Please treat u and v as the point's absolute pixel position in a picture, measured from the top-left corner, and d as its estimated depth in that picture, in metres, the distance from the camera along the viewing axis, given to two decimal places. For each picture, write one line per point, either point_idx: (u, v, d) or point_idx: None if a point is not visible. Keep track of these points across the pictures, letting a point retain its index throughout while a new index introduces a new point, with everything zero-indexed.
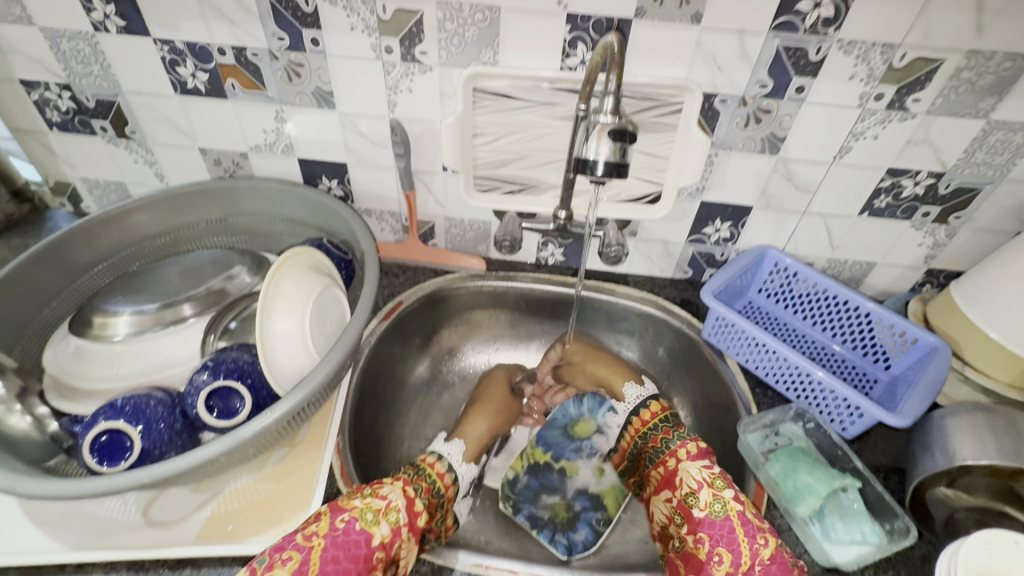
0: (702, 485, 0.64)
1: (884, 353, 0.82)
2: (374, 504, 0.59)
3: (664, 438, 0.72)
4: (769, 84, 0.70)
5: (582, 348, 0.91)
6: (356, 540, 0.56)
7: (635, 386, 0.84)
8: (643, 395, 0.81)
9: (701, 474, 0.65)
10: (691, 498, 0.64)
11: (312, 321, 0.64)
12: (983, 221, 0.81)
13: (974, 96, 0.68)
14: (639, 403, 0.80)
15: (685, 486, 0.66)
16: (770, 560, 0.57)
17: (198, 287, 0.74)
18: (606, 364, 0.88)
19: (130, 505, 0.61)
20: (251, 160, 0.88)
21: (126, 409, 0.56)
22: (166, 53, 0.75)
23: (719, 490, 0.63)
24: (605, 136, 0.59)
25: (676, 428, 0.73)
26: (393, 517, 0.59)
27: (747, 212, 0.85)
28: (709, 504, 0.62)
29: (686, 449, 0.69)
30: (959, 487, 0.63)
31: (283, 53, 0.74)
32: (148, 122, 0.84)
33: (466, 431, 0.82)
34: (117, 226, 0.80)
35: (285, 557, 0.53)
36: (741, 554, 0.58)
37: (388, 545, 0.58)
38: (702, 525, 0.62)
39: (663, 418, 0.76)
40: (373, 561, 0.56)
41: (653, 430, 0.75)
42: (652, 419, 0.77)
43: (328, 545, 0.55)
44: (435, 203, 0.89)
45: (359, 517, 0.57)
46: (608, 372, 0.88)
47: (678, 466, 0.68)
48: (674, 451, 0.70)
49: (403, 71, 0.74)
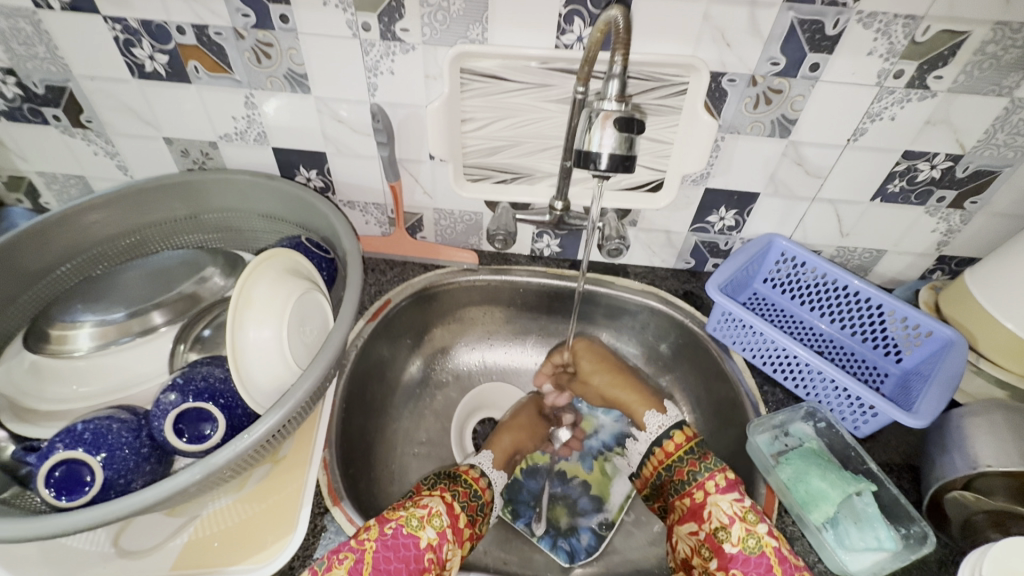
0: (734, 520, 0.62)
1: (895, 345, 0.79)
2: (417, 510, 0.60)
3: (690, 470, 0.69)
4: (781, 62, 0.65)
5: (594, 354, 0.87)
6: (405, 543, 0.57)
7: (657, 414, 0.78)
8: (666, 425, 0.76)
9: (732, 508, 0.63)
10: (722, 533, 0.61)
11: (290, 330, 0.59)
12: (1000, 206, 0.77)
13: (999, 72, 0.63)
14: (663, 433, 0.75)
15: (714, 520, 0.63)
16: None
17: (168, 290, 0.69)
18: (626, 387, 0.83)
19: (99, 533, 0.57)
20: (222, 151, 0.81)
21: (85, 436, 0.51)
22: (119, 32, 0.68)
23: (752, 525, 0.61)
24: (610, 125, 0.54)
25: (704, 459, 0.69)
26: (436, 522, 0.60)
27: (754, 199, 0.80)
28: (743, 539, 0.60)
29: (715, 481, 0.66)
30: (977, 490, 0.60)
31: (249, 32, 0.67)
32: (105, 110, 0.77)
33: (496, 440, 0.81)
34: (77, 227, 0.73)
35: (341, 557, 0.54)
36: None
37: (437, 547, 0.59)
38: (735, 561, 0.60)
39: (688, 449, 0.72)
40: (423, 564, 0.57)
41: (677, 462, 0.72)
42: (677, 450, 0.73)
43: (379, 547, 0.55)
44: (422, 194, 0.84)
45: (405, 523, 0.58)
46: (629, 396, 0.83)
47: (706, 499, 0.65)
48: (702, 482, 0.67)
49: (383, 51, 0.67)
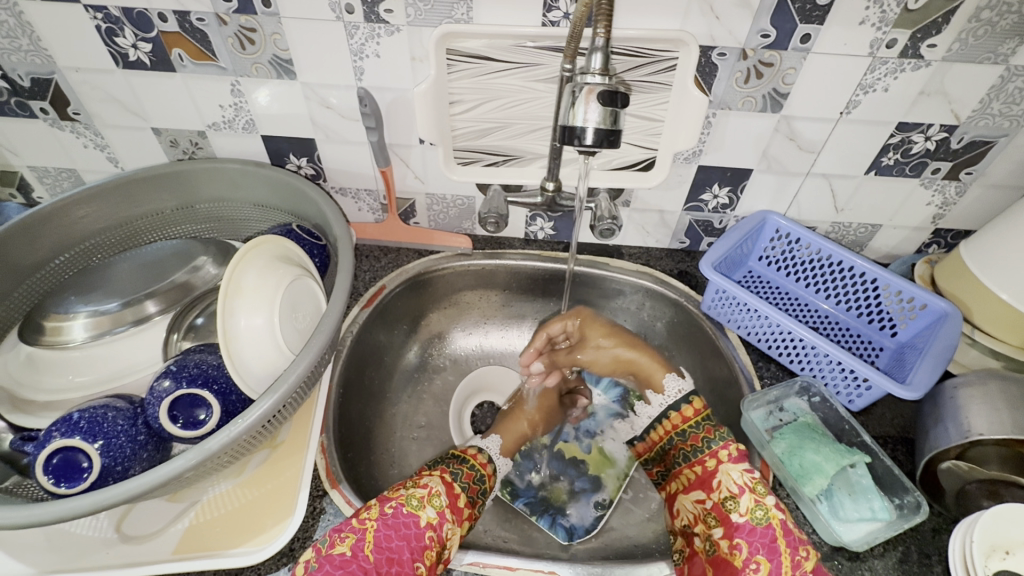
0: (743, 490, 0.62)
1: (890, 319, 0.79)
2: (417, 491, 0.61)
3: (705, 437, 0.71)
4: (772, 34, 0.64)
5: (603, 321, 0.84)
6: (405, 522, 0.57)
7: (676, 378, 0.79)
8: (686, 389, 0.77)
9: (742, 478, 0.63)
10: (731, 503, 0.62)
11: (281, 317, 0.60)
12: (996, 176, 0.76)
13: (994, 39, 0.62)
14: (680, 398, 0.77)
15: (724, 489, 0.64)
16: (812, 573, 0.56)
17: (161, 281, 0.69)
18: (640, 351, 0.82)
19: (102, 520, 0.58)
20: (211, 140, 0.81)
21: (81, 424, 0.52)
22: (101, 21, 0.67)
23: (761, 496, 0.61)
24: (594, 100, 0.53)
25: (718, 429, 0.71)
26: (437, 502, 0.61)
27: (747, 176, 0.79)
28: (750, 510, 0.61)
29: (728, 450, 0.67)
30: (971, 459, 0.60)
31: (232, 17, 0.66)
32: (92, 101, 0.76)
33: (506, 424, 0.81)
34: (66, 220, 0.72)
35: (342, 536, 0.55)
36: (781, 564, 0.57)
37: (437, 526, 0.59)
38: (740, 530, 0.61)
39: (704, 417, 0.74)
40: (425, 542, 0.57)
41: (692, 428, 0.73)
42: (692, 417, 0.74)
43: (380, 526, 0.56)
44: (414, 179, 0.83)
45: (405, 503, 0.59)
46: (644, 360, 0.82)
47: (718, 467, 0.66)
48: (715, 451, 0.68)
49: (368, 33, 0.66)
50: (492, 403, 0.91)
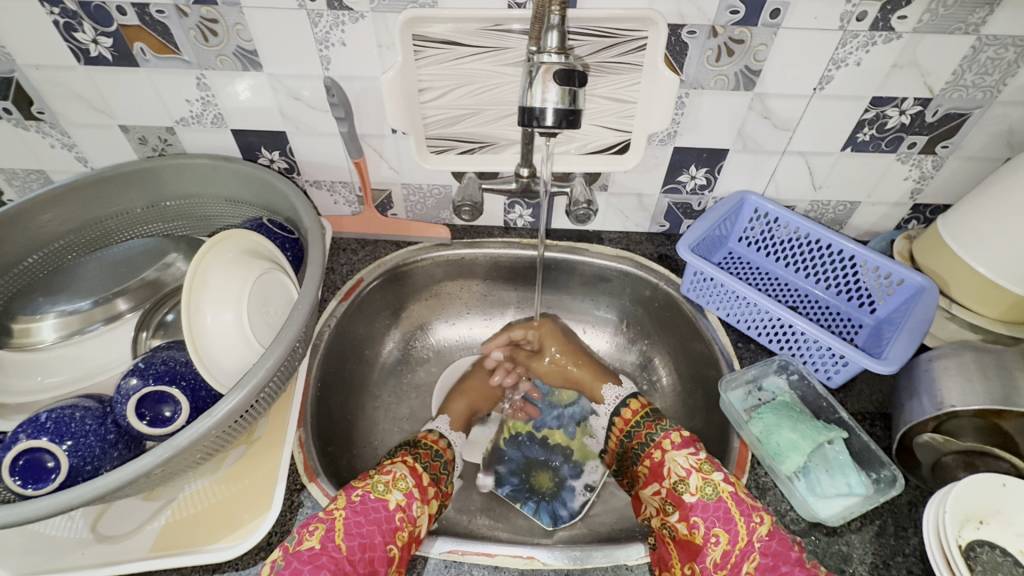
0: (691, 472, 0.63)
1: (868, 296, 0.79)
2: (381, 478, 0.62)
3: (648, 432, 0.73)
4: (741, 9, 0.63)
5: (556, 334, 0.92)
6: (374, 506, 0.58)
7: (614, 385, 0.87)
8: (623, 395, 0.85)
9: (688, 462, 0.64)
10: (681, 485, 0.63)
11: (249, 311, 0.60)
12: (972, 149, 0.75)
13: (965, 8, 0.61)
14: (619, 403, 0.82)
15: (673, 475, 0.64)
16: (769, 536, 0.56)
17: (130, 279, 0.73)
18: (586, 366, 0.90)
19: (76, 521, 0.57)
20: (180, 136, 0.80)
21: (48, 425, 0.52)
22: (58, 16, 0.65)
23: (708, 473, 0.62)
24: (552, 80, 0.53)
25: (659, 422, 0.73)
26: (402, 485, 0.62)
27: (723, 156, 0.79)
28: (700, 488, 0.61)
29: (672, 438, 0.69)
30: (946, 431, 0.61)
31: (192, 8, 0.64)
32: (55, 100, 0.75)
33: (452, 405, 0.86)
34: (30, 221, 0.70)
35: (311, 530, 0.54)
36: (738, 533, 0.57)
37: (406, 506, 0.60)
38: (694, 509, 0.60)
39: (644, 415, 0.77)
40: (395, 523, 0.57)
41: (636, 427, 0.76)
42: (634, 417, 0.78)
43: (349, 513, 0.56)
44: (389, 170, 0.82)
45: (371, 489, 0.59)
46: (586, 375, 0.89)
47: (664, 457, 0.67)
48: (659, 442, 0.70)
49: (332, 21, 0.65)
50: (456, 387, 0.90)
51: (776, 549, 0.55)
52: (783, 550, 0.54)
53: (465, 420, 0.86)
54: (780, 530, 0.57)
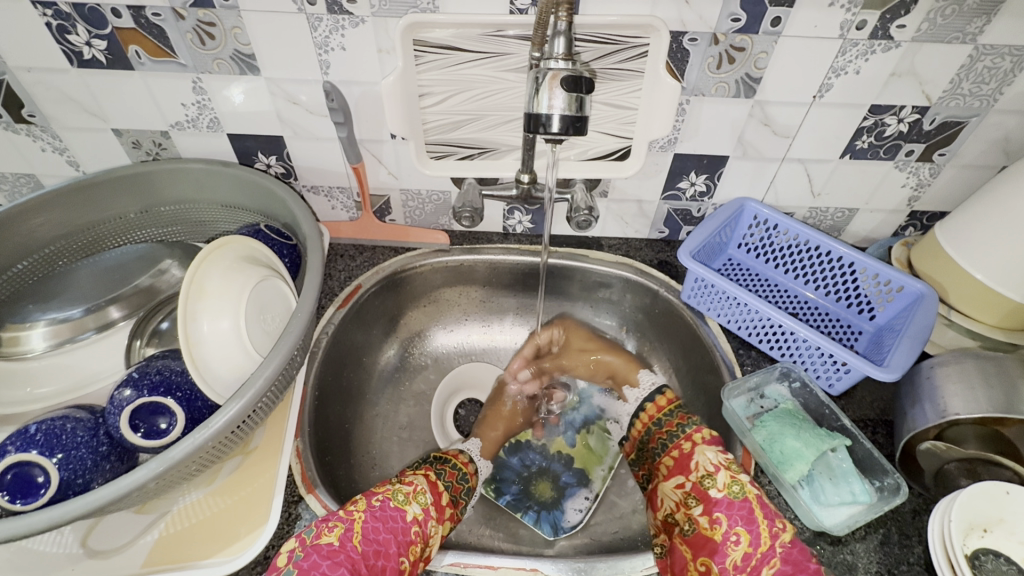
0: (719, 468, 0.63)
1: (868, 303, 0.79)
2: (403, 487, 0.61)
3: (678, 424, 0.71)
4: (742, 18, 0.63)
5: (580, 333, 0.90)
6: (392, 515, 0.57)
7: (648, 370, 0.86)
8: (658, 381, 0.86)
9: (717, 458, 0.64)
10: (708, 480, 0.62)
11: (247, 319, 0.58)
12: (969, 157, 0.76)
13: (962, 18, 0.61)
14: (653, 392, 0.78)
15: (701, 469, 0.64)
16: (790, 543, 0.56)
17: (125, 286, 0.70)
18: (615, 356, 0.88)
19: (66, 536, 0.56)
20: (174, 140, 0.79)
21: (37, 438, 0.50)
22: (51, 18, 0.64)
23: (736, 473, 0.61)
24: (558, 86, 0.53)
25: (690, 417, 0.72)
26: (422, 499, 0.61)
27: (723, 163, 0.79)
28: (727, 485, 0.61)
29: (702, 433, 0.68)
30: (948, 439, 0.61)
31: (189, 11, 0.63)
32: (46, 102, 0.73)
33: (485, 429, 0.84)
34: (20, 226, 0.69)
35: (330, 525, 0.54)
36: (760, 535, 0.56)
37: (423, 521, 0.59)
38: (719, 505, 0.60)
39: (674, 408, 0.74)
40: (411, 536, 0.57)
41: (665, 417, 0.74)
42: (663, 410, 0.75)
43: (368, 517, 0.56)
44: (387, 175, 0.81)
45: (392, 497, 0.59)
46: (616, 363, 0.88)
47: (693, 450, 0.66)
48: (689, 435, 0.69)
49: (331, 25, 0.64)
50: (477, 401, 0.90)
51: (796, 557, 0.55)
52: (802, 559, 0.54)
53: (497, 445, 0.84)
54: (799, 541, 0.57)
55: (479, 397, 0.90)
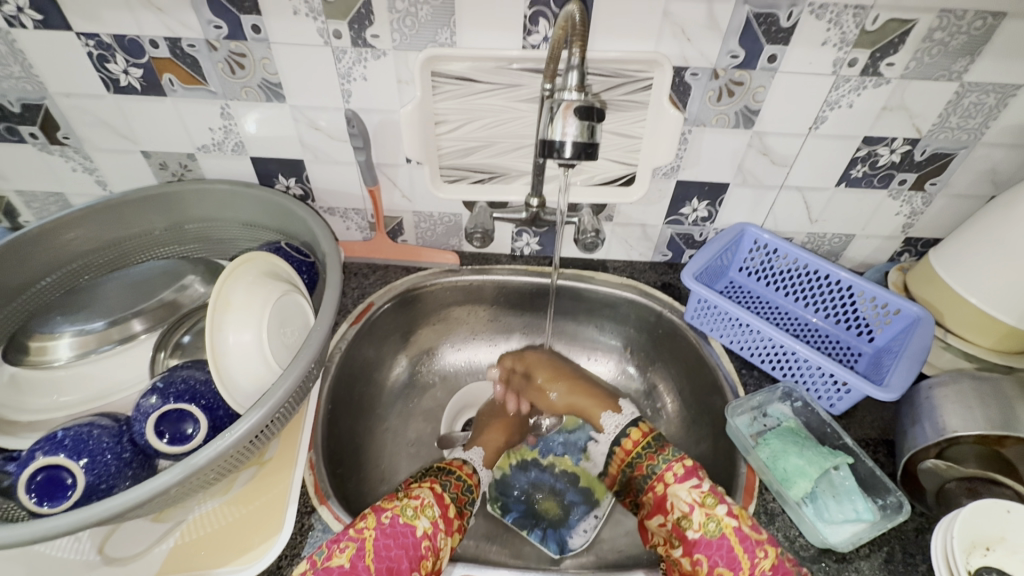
0: (694, 507, 0.63)
1: (867, 325, 0.81)
2: (411, 501, 0.61)
3: (649, 464, 0.71)
4: (740, 55, 0.67)
5: (540, 363, 0.89)
6: (402, 530, 0.57)
7: (613, 413, 0.80)
8: (623, 423, 0.78)
9: (691, 496, 0.64)
10: (684, 521, 0.63)
11: (269, 332, 0.60)
12: (960, 187, 0.79)
13: (947, 57, 0.66)
14: (619, 432, 0.77)
15: (676, 509, 0.64)
16: (772, 571, 0.57)
17: (150, 300, 0.71)
18: (578, 394, 0.85)
19: (84, 543, 0.57)
20: (200, 162, 0.82)
21: (66, 442, 0.52)
22: (92, 48, 0.68)
23: (711, 509, 0.62)
24: (571, 115, 0.56)
25: (661, 452, 0.71)
26: (430, 512, 0.61)
27: (724, 190, 0.82)
28: (703, 525, 0.61)
29: (673, 471, 0.68)
30: (949, 458, 0.62)
31: (222, 43, 0.68)
32: (82, 126, 0.77)
33: (485, 438, 0.83)
34: (53, 241, 0.73)
35: (341, 546, 0.55)
36: (743, 572, 0.57)
37: (433, 535, 0.59)
38: (698, 546, 0.61)
39: (645, 444, 0.73)
40: (421, 551, 0.57)
41: (637, 457, 0.73)
42: (635, 447, 0.74)
43: (379, 535, 0.56)
44: (401, 197, 0.85)
45: (400, 513, 0.59)
46: (581, 401, 0.84)
47: (666, 490, 0.67)
48: (661, 475, 0.69)
49: (355, 57, 0.69)
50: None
51: None
52: None
53: (496, 457, 0.82)
54: (785, 561, 0.58)
55: None
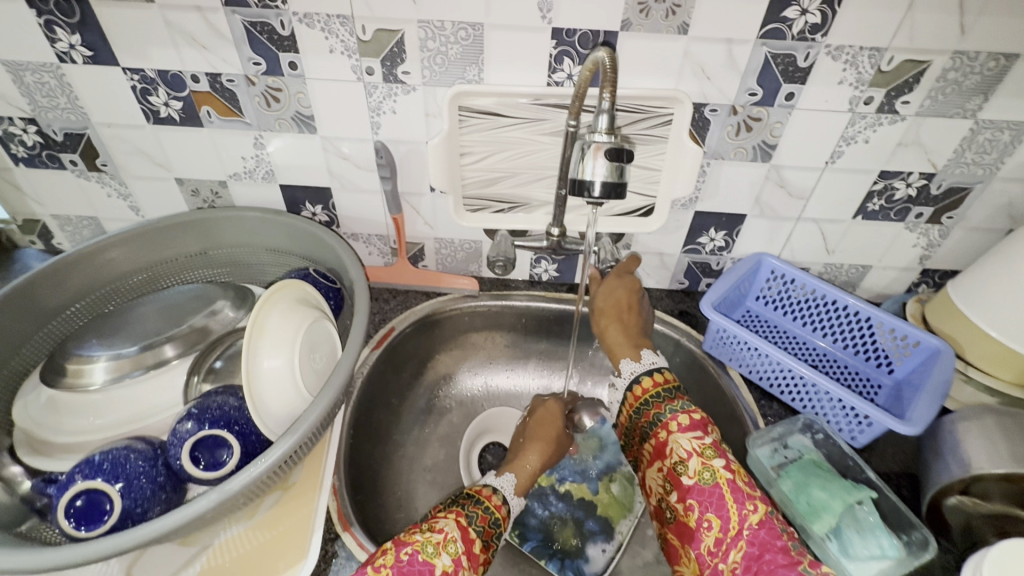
0: (691, 454, 0.62)
1: (886, 357, 0.81)
2: (432, 537, 0.60)
3: (655, 411, 0.67)
4: (758, 92, 0.69)
5: (611, 293, 0.80)
6: (420, 570, 0.56)
7: (632, 361, 0.73)
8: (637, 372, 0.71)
9: (691, 444, 0.62)
10: (680, 467, 0.62)
11: (300, 358, 0.62)
12: (976, 221, 0.80)
13: (961, 96, 0.67)
14: (633, 379, 0.71)
15: (674, 455, 0.63)
16: (759, 525, 0.56)
17: (180, 325, 0.73)
18: (629, 333, 0.77)
19: (112, 565, 0.57)
20: (230, 189, 0.85)
21: (104, 466, 0.53)
22: (137, 82, 0.72)
23: (709, 459, 0.61)
24: (601, 156, 0.58)
25: (671, 401, 0.68)
26: (451, 548, 0.59)
27: (741, 221, 0.84)
28: (698, 472, 0.61)
29: (678, 421, 0.65)
30: (974, 494, 0.62)
31: (260, 78, 0.71)
32: (120, 154, 0.81)
33: (517, 462, 0.75)
34: (92, 265, 0.76)
35: None
36: (729, 519, 0.57)
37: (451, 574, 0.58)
38: (691, 492, 0.61)
39: (658, 391, 0.69)
40: None
41: (645, 405, 0.69)
42: (644, 394, 0.70)
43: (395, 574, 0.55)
44: (424, 225, 0.87)
45: (420, 550, 0.58)
46: (620, 341, 0.77)
47: (667, 437, 0.65)
48: (665, 422, 0.66)
49: (386, 92, 0.71)
50: (502, 444, 0.91)
51: (764, 539, 0.55)
52: (770, 539, 0.55)
53: (530, 483, 0.75)
54: (773, 518, 0.58)
55: (503, 441, 0.91)
